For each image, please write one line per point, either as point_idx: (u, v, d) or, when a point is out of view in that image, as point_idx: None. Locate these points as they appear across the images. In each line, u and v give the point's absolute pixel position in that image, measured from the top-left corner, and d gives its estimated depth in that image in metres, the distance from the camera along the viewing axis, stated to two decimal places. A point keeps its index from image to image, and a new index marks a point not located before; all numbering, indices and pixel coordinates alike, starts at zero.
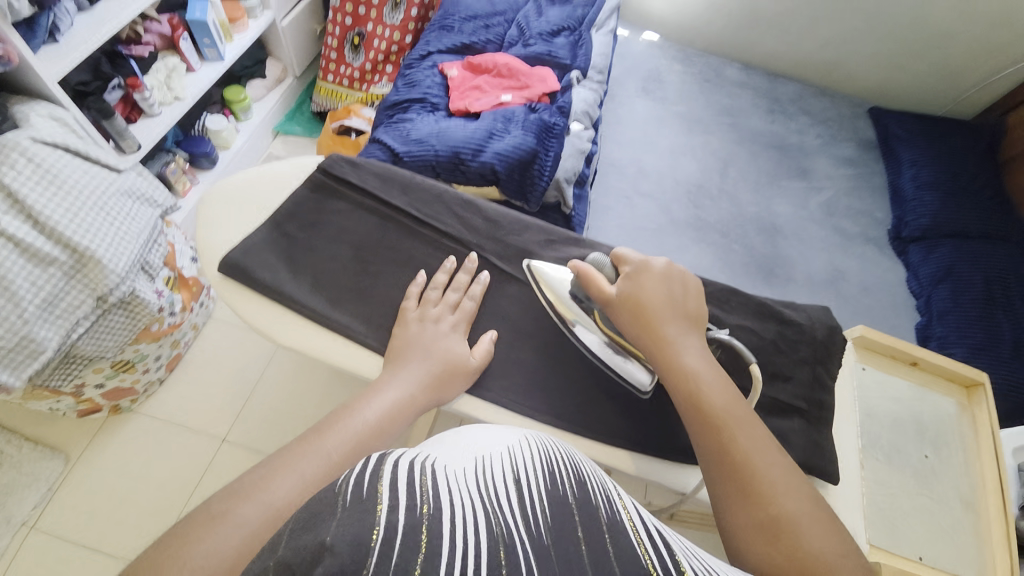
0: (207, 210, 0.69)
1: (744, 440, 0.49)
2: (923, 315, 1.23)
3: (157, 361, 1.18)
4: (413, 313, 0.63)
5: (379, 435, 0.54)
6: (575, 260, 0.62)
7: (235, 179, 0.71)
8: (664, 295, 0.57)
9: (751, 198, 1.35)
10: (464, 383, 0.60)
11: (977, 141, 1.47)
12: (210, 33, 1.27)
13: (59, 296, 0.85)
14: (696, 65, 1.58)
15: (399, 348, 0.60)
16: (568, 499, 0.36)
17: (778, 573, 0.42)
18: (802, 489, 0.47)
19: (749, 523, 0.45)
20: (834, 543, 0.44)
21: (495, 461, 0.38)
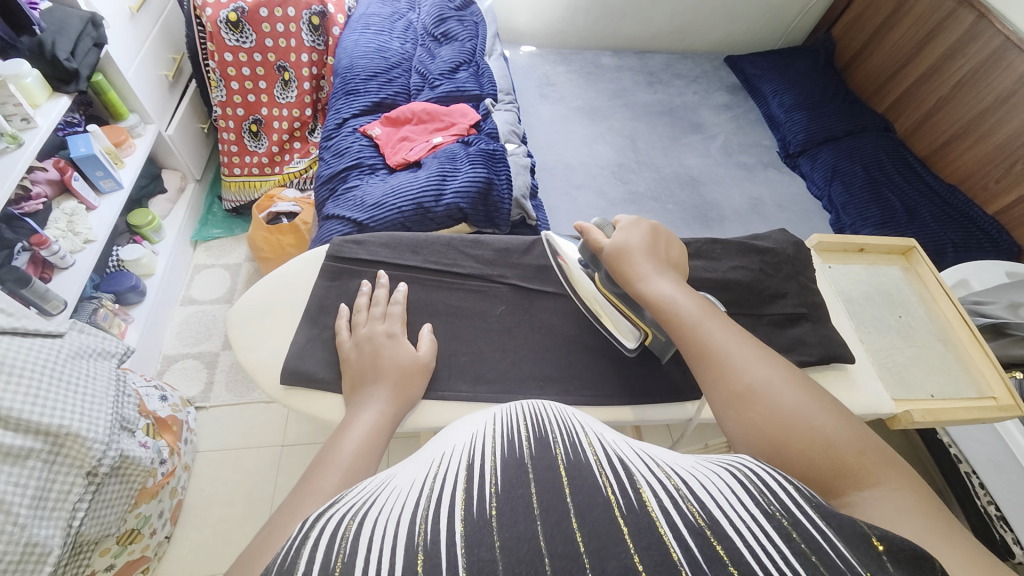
0: (234, 334, 0.66)
1: (713, 334, 0.51)
2: (832, 212, 1.43)
3: (161, 518, 1.08)
4: (365, 333, 0.61)
5: (372, 457, 0.48)
6: (579, 223, 0.64)
7: (253, 295, 0.69)
8: (646, 242, 0.60)
9: (666, 160, 1.50)
10: (425, 380, 0.60)
11: (811, 62, 1.77)
12: (102, 164, 1.19)
13: (46, 488, 0.78)
14: (575, 63, 1.74)
15: (364, 374, 0.57)
16: (524, 456, 0.34)
17: (758, 430, 0.44)
18: (773, 359, 0.49)
19: (727, 402, 0.47)
20: (811, 396, 0.45)
21: (446, 460, 0.35)
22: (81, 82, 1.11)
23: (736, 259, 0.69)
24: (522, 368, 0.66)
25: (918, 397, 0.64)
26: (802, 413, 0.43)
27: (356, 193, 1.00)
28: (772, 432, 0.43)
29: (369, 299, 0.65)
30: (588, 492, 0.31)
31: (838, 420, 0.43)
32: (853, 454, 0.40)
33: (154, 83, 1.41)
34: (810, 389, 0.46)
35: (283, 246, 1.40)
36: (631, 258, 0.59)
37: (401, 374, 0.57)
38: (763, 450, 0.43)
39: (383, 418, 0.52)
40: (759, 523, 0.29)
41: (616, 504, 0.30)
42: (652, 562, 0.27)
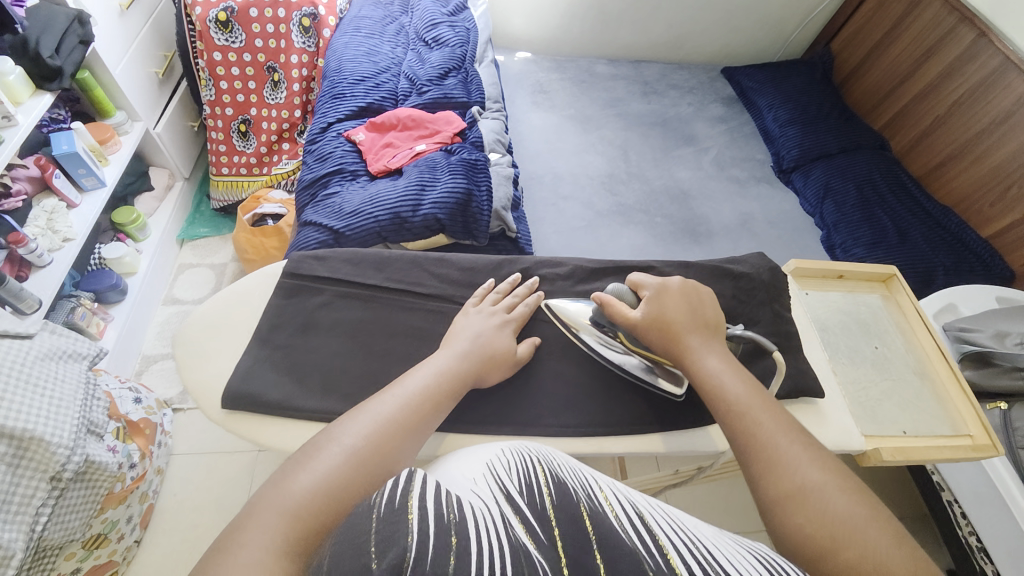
0: (181, 352, 0.64)
1: (764, 426, 0.51)
2: (823, 229, 1.42)
3: (130, 522, 1.07)
4: (462, 317, 0.66)
5: (430, 404, 0.55)
6: (597, 293, 0.65)
7: (207, 309, 0.67)
8: (685, 308, 0.61)
9: (656, 172, 1.49)
10: (507, 368, 0.63)
11: (809, 77, 1.75)
12: (84, 162, 1.18)
13: (9, 492, 0.77)
14: (569, 70, 1.72)
15: (456, 337, 0.63)
16: (548, 503, 0.40)
17: (812, 537, 0.44)
18: (827, 466, 0.49)
19: (774, 499, 0.47)
20: (860, 507, 0.45)
21: (485, 484, 0.41)
22: (64, 80, 1.10)
23: (709, 284, 0.67)
24: (482, 392, 0.65)
25: (889, 434, 0.63)
26: (856, 524, 0.43)
27: (334, 200, 0.99)
28: (825, 542, 0.43)
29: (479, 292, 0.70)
30: (615, 543, 0.36)
31: (891, 542, 0.42)
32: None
33: (143, 81, 1.40)
34: (866, 501, 0.46)
35: (267, 248, 1.39)
36: (665, 324, 0.60)
37: (486, 355, 0.62)
38: (808, 553, 0.43)
39: (449, 371, 0.58)
40: None
41: (643, 558, 0.35)
42: None
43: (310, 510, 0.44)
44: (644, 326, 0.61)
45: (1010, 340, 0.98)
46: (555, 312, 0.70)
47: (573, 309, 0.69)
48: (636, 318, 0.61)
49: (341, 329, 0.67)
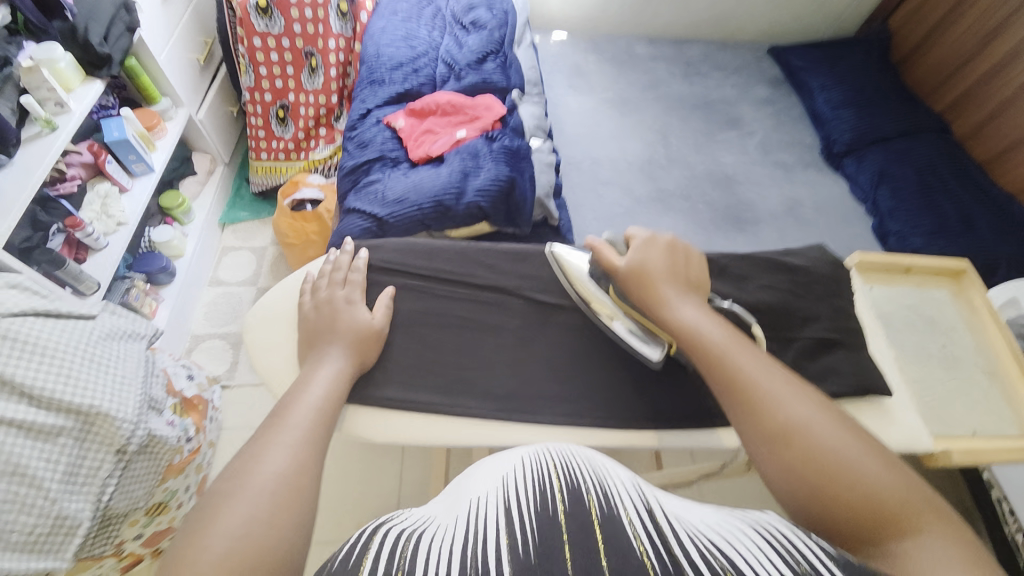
0: (248, 338, 0.64)
1: (746, 372, 0.52)
2: (875, 217, 1.35)
3: (188, 492, 1.13)
4: (324, 295, 0.62)
5: (325, 419, 0.52)
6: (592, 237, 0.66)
7: (268, 295, 0.68)
8: (664, 263, 0.61)
9: (699, 157, 1.44)
10: (378, 348, 0.62)
11: (865, 55, 1.66)
12: (134, 148, 1.22)
13: (78, 464, 0.82)
14: (608, 51, 1.67)
15: (320, 334, 0.59)
16: (561, 510, 0.38)
17: (803, 477, 0.45)
18: (809, 398, 0.51)
19: (760, 438, 0.49)
20: (848, 439, 0.47)
21: (484, 501, 0.41)
22: (112, 67, 1.13)
23: (765, 278, 0.65)
24: (527, 383, 0.65)
25: (958, 435, 0.60)
26: (839, 448, 0.46)
27: (377, 187, 0.99)
28: (817, 478, 0.45)
29: (332, 266, 0.67)
30: (620, 550, 0.34)
31: (880, 464, 0.45)
32: (904, 502, 0.42)
33: (185, 67, 1.42)
34: (852, 430, 0.48)
35: (308, 233, 1.41)
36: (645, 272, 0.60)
37: (357, 337, 0.60)
38: (800, 482, 0.45)
39: (339, 374, 0.56)
40: None
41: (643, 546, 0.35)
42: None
43: (241, 562, 0.37)
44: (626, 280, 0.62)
45: None
46: (560, 259, 0.71)
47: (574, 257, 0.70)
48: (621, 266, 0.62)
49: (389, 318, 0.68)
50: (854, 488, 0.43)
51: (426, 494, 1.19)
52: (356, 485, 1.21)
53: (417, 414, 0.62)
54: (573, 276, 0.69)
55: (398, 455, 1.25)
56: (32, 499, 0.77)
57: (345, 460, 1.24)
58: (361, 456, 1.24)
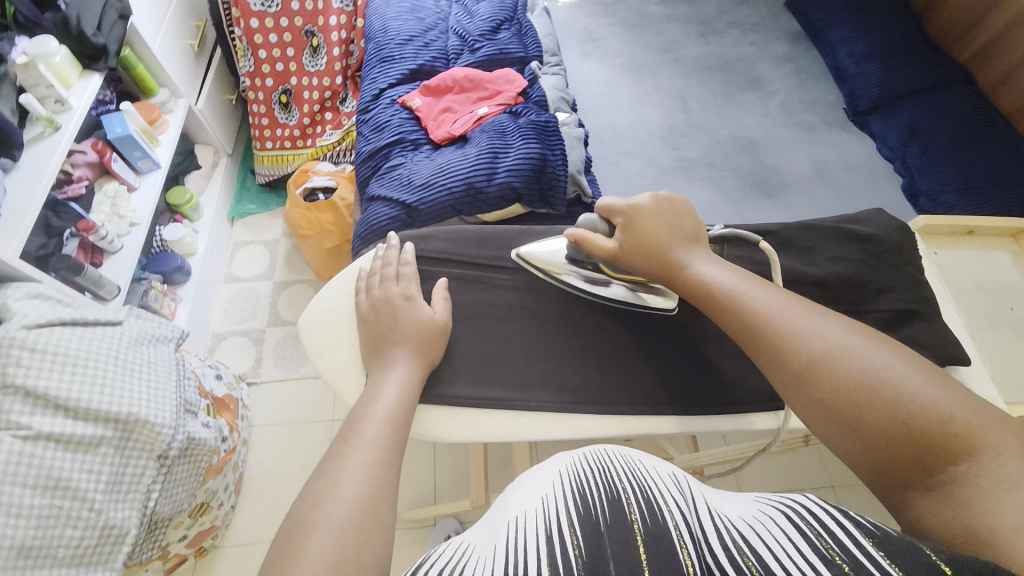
0: (307, 342, 0.63)
1: (761, 315, 0.53)
2: (905, 175, 1.31)
3: (227, 490, 1.13)
4: (380, 294, 0.61)
5: (399, 430, 0.49)
6: (569, 229, 0.64)
7: (322, 295, 0.65)
8: (665, 222, 0.61)
9: (721, 122, 1.39)
10: (443, 341, 0.59)
11: (888, 4, 1.58)
12: (138, 144, 1.17)
13: (120, 472, 0.81)
14: (619, 13, 1.59)
15: (384, 336, 0.57)
16: (633, 521, 0.41)
17: (834, 409, 0.47)
18: (837, 324, 0.51)
19: (792, 380, 0.50)
20: (878, 358, 0.47)
21: (527, 523, 0.41)
22: (110, 58, 1.07)
23: (833, 249, 0.63)
24: (586, 370, 0.63)
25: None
26: (882, 368, 0.46)
27: (401, 172, 0.95)
28: (848, 408, 0.46)
29: (381, 262, 0.65)
30: (663, 557, 0.36)
31: (922, 380, 0.45)
32: (953, 413, 0.43)
33: (180, 54, 1.35)
34: (880, 346, 0.48)
35: (323, 223, 1.37)
36: (643, 241, 0.60)
37: (420, 337, 0.57)
38: (844, 415, 0.46)
39: (409, 381, 0.53)
40: (813, 567, 0.34)
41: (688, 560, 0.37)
42: None
43: None
44: (625, 253, 0.61)
45: None
46: (528, 260, 0.67)
47: (543, 248, 0.67)
48: (614, 247, 0.61)
49: None
50: (900, 410, 0.44)
51: (462, 479, 1.19)
52: None
53: (477, 408, 0.60)
54: (552, 270, 0.66)
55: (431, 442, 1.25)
56: (77, 511, 0.77)
57: None
58: None
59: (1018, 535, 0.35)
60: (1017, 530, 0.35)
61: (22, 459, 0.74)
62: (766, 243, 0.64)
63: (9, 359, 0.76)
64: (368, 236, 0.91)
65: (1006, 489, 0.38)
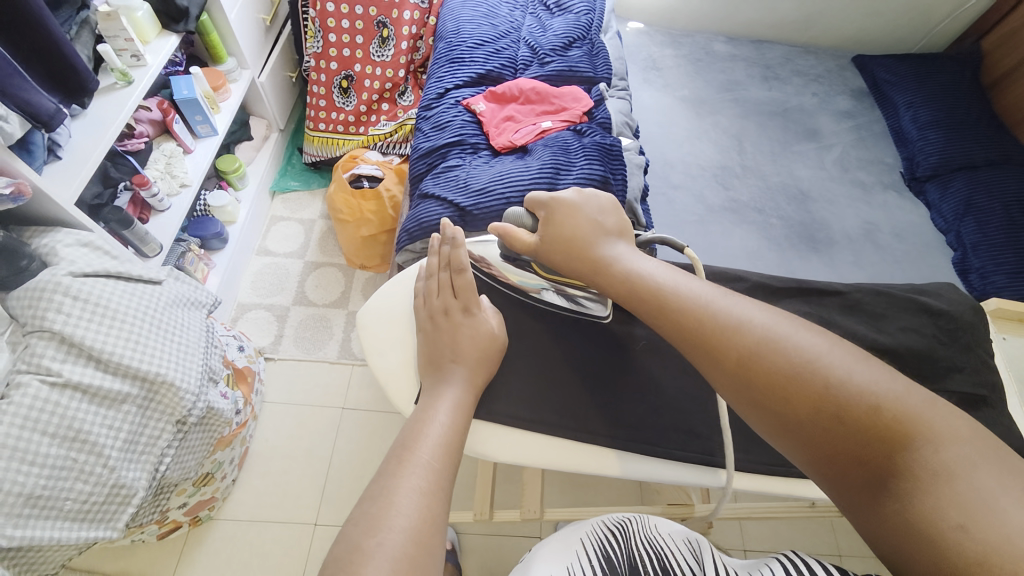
0: (364, 336, 0.63)
1: (689, 303, 0.51)
2: (958, 250, 1.28)
3: (231, 464, 1.12)
4: (439, 306, 0.59)
5: (452, 452, 0.48)
6: (495, 223, 0.68)
7: (383, 293, 0.66)
8: (583, 219, 0.62)
9: (774, 168, 1.37)
10: (498, 360, 0.58)
11: (957, 74, 1.56)
12: (201, 109, 1.19)
13: (138, 433, 0.81)
14: (684, 45, 1.59)
15: (443, 355, 0.56)
16: None
17: (765, 406, 0.44)
18: (766, 311, 0.48)
19: (726, 378, 0.47)
20: (805, 345, 0.44)
21: None
22: (189, 22, 1.10)
23: (905, 319, 0.61)
24: (629, 408, 0.64)
25: None
26: (812, 355, 0.43)
27: (458, 174, 0.95)
28: (781, 405, 0.43)
29: (440, 263, 0.62)
30: None
31: (851, 368, 0.42)
32: (887, 398, 0.39)
33: (252, 27, 1.38)
34: (807, 334, 0.45)
35: (364, 211, 1.37)
36: (564, 236, 0.62)
37: (477, 357, 0.56)
38: (777, 410, 0.43)
39: (462, 402, 0.52)
40: None
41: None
42: None
43: None
44: (546, 247, 0.63)
45: None
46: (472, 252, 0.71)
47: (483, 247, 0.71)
48: (534, 241, 0.64)
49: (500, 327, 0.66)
50: (829, 399, 0.41)
51: (466, 488, 1.17)
52: None
53: (515, 428, 0.62)
54: (490, 263, 0.69)
55: None
56: (91, 466, 0.75)
57: None
58: None
59: (967, 537, 0.31)
60: (963, 531, 0.32)
61: (46, 406, 0.72)
62: (833, 303, 0.62)
63: (51, 304, 0.75)
64: (417, 233, 0.91)
65: (949, 481, 0.34)
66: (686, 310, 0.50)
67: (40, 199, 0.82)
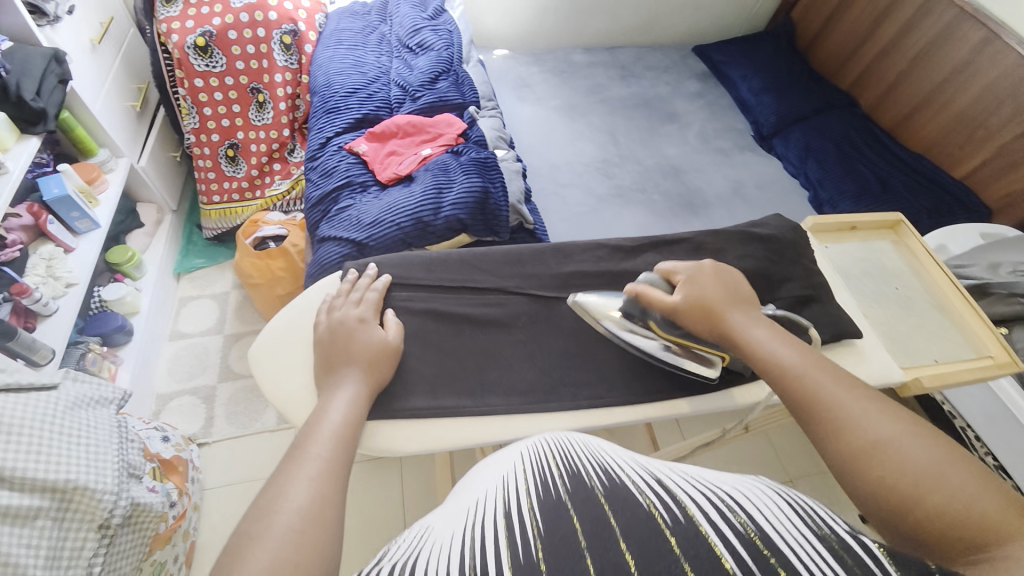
0: (259, 370, 0.65)
1: (822, 384, 0.54)
2: (810, 189, 1.48)
3: (177, 561, 1.05)
4: (337, 316, 0.64)
5: (347, 443, 0.53)
6: (631, 284, 0.66)
7: (273, 324, 0.68)
8: (726, 288, 0.64)
9: (647, 152, 1.53)
10: (394, 359, 0.63)
11: (776, 47, 1.83)
12: (77, 205, 1.15)
13: (58, 548, 0.75)
14: (547, 62, 1.76)
15: (337, 357, 0.61)
16: (599, 495, 0.39)
17: (890, 485, 0.46)
18: (892, 414, 0.51)
19: (848, 456, 0.49)
20: (936, 453, 0.47)
21: (487, 506, 0.40)
22: (49, 122, 1.07)
23: (741, 249, 0.79)
24: (539, 377, 0.68)
25: (923, 361, 0.79)
26: (937, 465, 0.45)
27: (350, 213, 0.99)
28: (907, 489, 0.45)
29: (350, 286, 0.69)
30: (636, 521, 0.36)
31: (978, 478, 0.44)
32: (1004, 510, 0.41)
33: (122, 116, 1.37)
34: (943, 446, 0.47)
35: (274, 270, 1.36)
36: (705, 303, 0.63)
37: (369, 359, 0.61)
38: (898, 496, 0.45)
39: (357, 399, 0.57)
40: (812, 543, 0.34)
41: (663, 520, 0.36)
42: (698, 564, 0.32)
43: None
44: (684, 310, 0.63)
45: (1002, 269, 1.12)
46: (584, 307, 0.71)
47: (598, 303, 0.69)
48: (675, 301, 0.63)
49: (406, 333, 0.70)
50: (953, 497, 0.43)
51: (431, 511, 1.17)
52: (357, 518, 1.16)
53: (438, 420, 0.63)
54: (393, 266, 0.74)
55: (397, 477, 1.22)
56: None
57: None
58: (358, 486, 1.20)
59: None
60: None
61: None
62: (682, 249, 0.80)
63: None
64: (321, 275, 0.93)
65: None
66: (819, 390, 0.54)
67: None
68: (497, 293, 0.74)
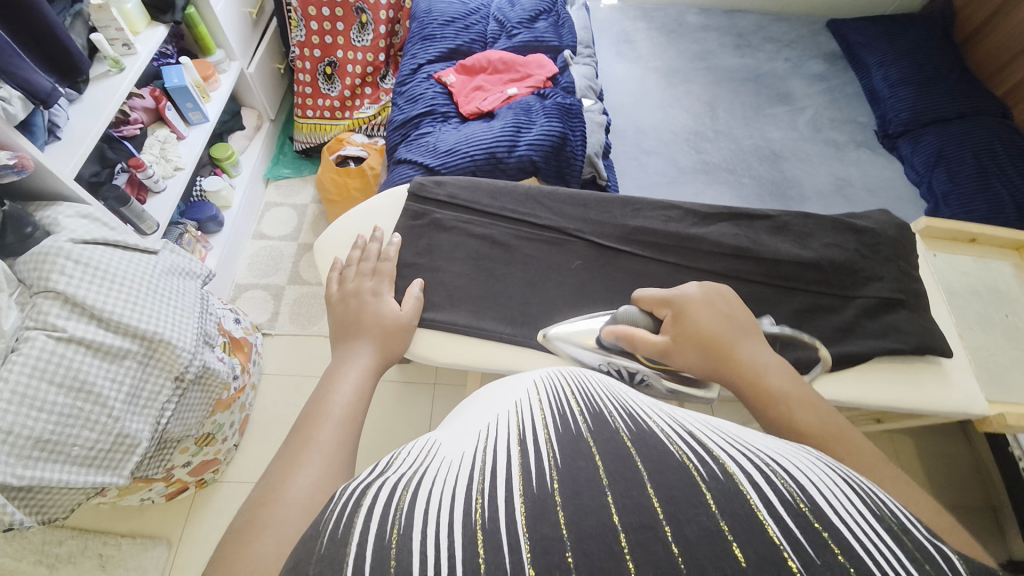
0: (324, 261, 0.76)
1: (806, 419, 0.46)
2: (929, 200, 1.30)
3: (232, 428, 1.20)
4: (351, 287, 0.64)
5: (362, 404, 0.50)
6: (612, 327, 0.59)
7: (340, 222, 0.78)
8: (714, 316, 0.56)
9: (746, 131, 1.41)
10: (405, 336, 0.62)
11: (930, 33, 1.58)
12: (191, 96, 1.26)
13: (139, 387, 0.86)
14: (657, 19, 1.64)
15: (349, 326, 0.60)
16: (621, 436, 0.30)
17: None
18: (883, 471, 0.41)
19: None
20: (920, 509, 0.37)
21: (498, 430, 0.33)
22: (176, 12, 1.19)
23: (830, 237, 0.76)
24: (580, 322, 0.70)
25: (1015, 400, 0.76)
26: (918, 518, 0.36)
27: (429, 139, 1.01)
28: None
29: (361, 254, 0.70)
30: (661, 461, 0.27)
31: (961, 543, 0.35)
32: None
33: (238, 21, 1.45)
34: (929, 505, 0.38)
35: (351, 190, 1.43)
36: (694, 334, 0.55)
37: (385, 329, 0.60)
38: None
39: (370, 369, 0.55)
40: (866, 519, 0.26)
41: (695, 472, 0.27)
42: (742, 531, 0.24)
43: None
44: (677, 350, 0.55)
45: None
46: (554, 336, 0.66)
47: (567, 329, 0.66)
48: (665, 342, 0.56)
49: (460, 255, 0.74)
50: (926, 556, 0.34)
51: None
52: (386, 432, 1.24)
53: (480, 340, 0.69)
54: (455, 190, 0.79)
55: (428, 405, 1.29)
56: (96, 415, 0.81)
57: (376, 409, 1.27)
58: (391, 406, 1.28)
59: None
60: None
61: (53, 357, 0.78)
62: (764, 226, 0.77)
63: (54, 266, 0.82)
64: None
65: None
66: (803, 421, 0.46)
67: (42, 173, 0.90)
68: (558, 234, 0.76)
